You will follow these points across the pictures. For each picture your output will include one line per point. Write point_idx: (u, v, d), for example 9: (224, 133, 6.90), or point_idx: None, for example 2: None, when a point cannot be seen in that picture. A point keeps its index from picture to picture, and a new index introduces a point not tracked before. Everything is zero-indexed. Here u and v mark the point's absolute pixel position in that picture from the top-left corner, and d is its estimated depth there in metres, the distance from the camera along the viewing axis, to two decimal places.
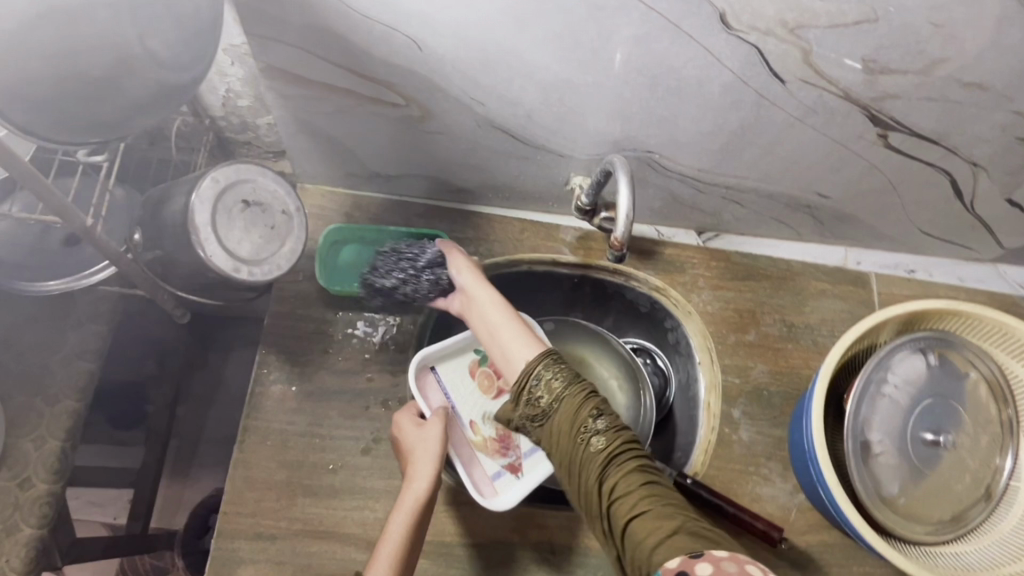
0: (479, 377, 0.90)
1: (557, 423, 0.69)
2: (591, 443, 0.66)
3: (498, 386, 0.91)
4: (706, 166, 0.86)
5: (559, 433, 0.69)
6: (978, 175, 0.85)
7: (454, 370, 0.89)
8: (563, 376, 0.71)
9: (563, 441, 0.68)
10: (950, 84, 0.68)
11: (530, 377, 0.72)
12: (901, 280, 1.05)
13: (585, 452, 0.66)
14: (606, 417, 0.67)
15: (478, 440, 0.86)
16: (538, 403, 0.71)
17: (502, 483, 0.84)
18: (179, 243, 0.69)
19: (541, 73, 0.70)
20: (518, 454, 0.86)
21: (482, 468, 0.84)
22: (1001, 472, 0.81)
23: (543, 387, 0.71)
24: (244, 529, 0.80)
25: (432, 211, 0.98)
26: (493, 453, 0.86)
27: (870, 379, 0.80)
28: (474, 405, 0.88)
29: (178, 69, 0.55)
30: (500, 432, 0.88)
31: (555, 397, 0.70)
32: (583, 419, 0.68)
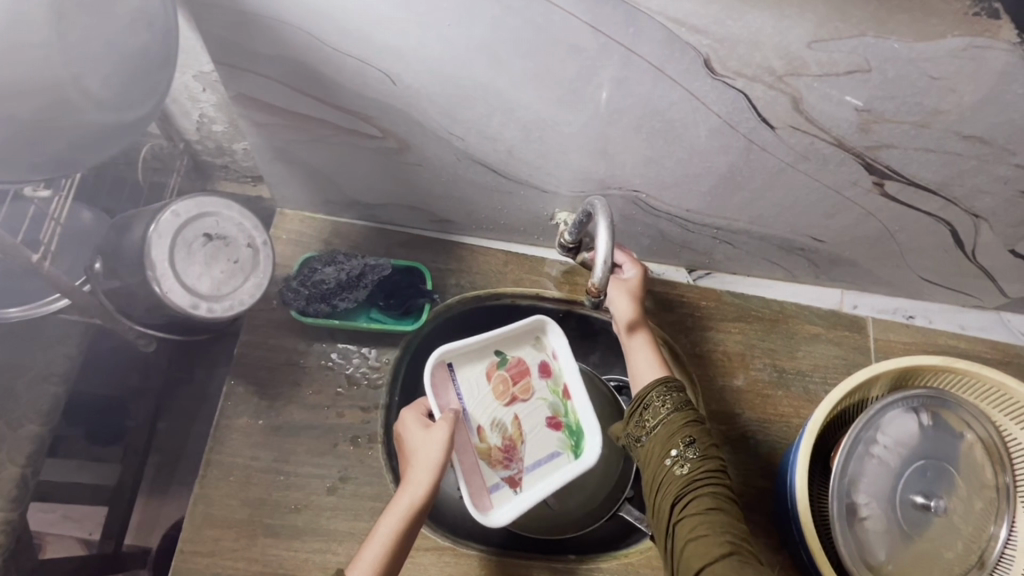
0: (495, 380, 0.85)
1: (651, 444, 0.71)
2: (675, 467, 0.67)
3: (513, 393, 0.86)
4: (695, 207, 0.83)
5: (651, 451, 0.71)
6: (979, 226, 0.81)
7: (471, 371, 0.85)
8: (671, 403, 0.71)
9: (652, 459, 0.70)
10: (948, 136, 0.65)
11: (643, 400, 0.74)
12: (899, 326, 1.01)
13: (666, 473, 0.68)
14: (697, 446, 0.68)
15: (484, 448, 0.82)
16: (644, 424, 0.73)
17: (499, 496, 0.81)
18: (137, 276, 0.67)
19: (521, 111, 0.67)
20: (521, 468, 0.83)
21: (481, 478, 0.81)
22: (996, 541, 0.75)
23: (650, 412, 0.72)
24: (202, 568, 0.77)
25: (413, 240, 0.95)
26: (496, 464, 0.82)
27: (859, 437, 0.76)
28: (484, 409, 0.84)
29: (114, 109, 0.54)
30: (506, 442, 0.83)
31: (659, 421, 0.71)
32: (674, 443, 0.69)
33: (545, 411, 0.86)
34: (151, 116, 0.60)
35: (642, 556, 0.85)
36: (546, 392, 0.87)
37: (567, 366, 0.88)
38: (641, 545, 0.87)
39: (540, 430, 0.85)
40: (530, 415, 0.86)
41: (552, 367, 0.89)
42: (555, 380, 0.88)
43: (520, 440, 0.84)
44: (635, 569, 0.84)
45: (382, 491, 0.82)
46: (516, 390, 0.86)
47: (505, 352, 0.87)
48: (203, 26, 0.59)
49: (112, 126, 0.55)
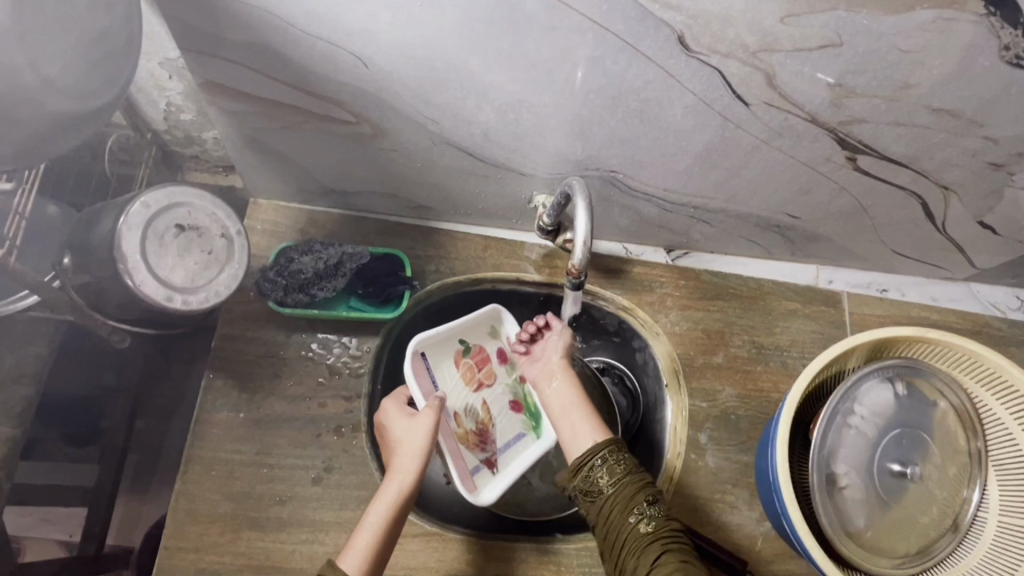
0: (463, 367, 0.85)
1: (606, 503, 0.68)
2: (640, 524, 0.66)
3: (478, 378, 0.86)
4: (672, 186, 0.83)
5: (608, 510, 0.68)
6: (949, 198, 0.83)
7: (441, 358, 0.83)
8: (625, 461, 0.70)
9: (609, 518, 0.68)
10: (918, 110, 0.66)
11: (595, 455, 0.70)
12: (872, 300, 1.03)
13: (630, 532, 0.66)
14: (658, 505, 0.67)
15: (461, 433, 0.82)
16: (594, 482, 0.69)
17: (480, 478, 0.81)
18: (106, 270, 0.66)
19: (496, 93, 0.67)
20: (494, 451, 0.84)
21: (463, 463, 0.80)
22: (969, 504, 0.78)
23: (603, 469, 0.69)
24: (187, 565, 0.77)
25: (391, 227, 0.94)
26: (474, 448, 0.82)
27: (837, 409, 0.78)
28: (456, 395, 0.83)
29: (76, 97, 0.52)
30: (479, 426, 0.84)
31: (614, 480, 0.69)
32: (636, 502, 0.67)
33: (508, 395, 0.87)
34: (115, 105, 0.59)
35: None
36: (507, 377, 0.88)
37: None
38: None
39: (507, 413, 0.86)
40: (495, 400, 0.86)
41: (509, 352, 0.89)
42: (512, 365, 0.89)
43: (491, 424, 0.85)
44: None
45: (368, 480, 0.82)
46: (481, 375, 0.86)
47: (471, 338, 0.86)
48: (167, 10, 0.58)
49: (75, 114, 0.53)
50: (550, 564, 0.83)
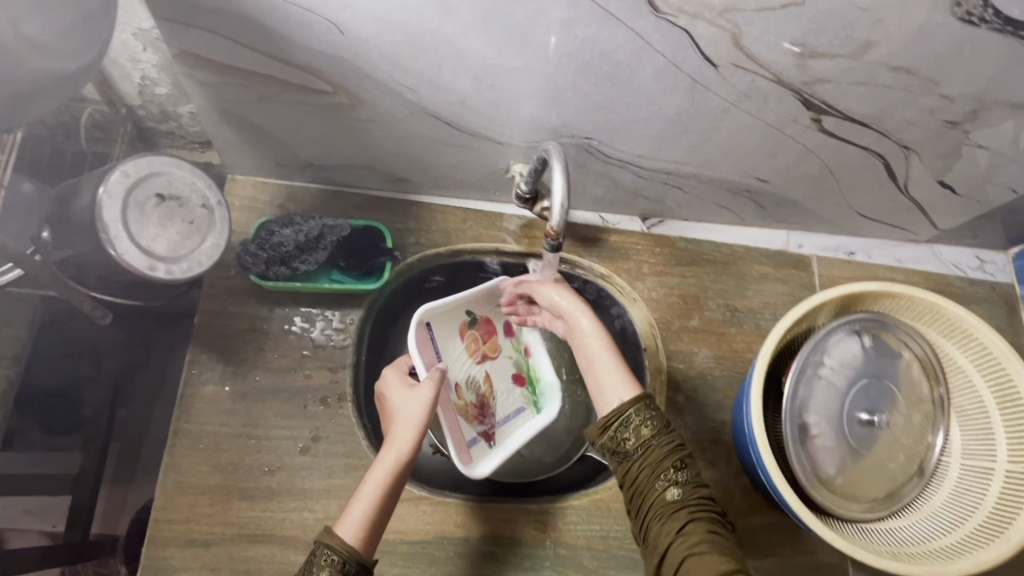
0: (467, 339, 0.87)
1: (633, 466, 0.65)
2: (668, 490, 0.63)
3: (482, 351, 0.89)
4: (646, 151, 0.85)
5: (636, 473, 0.65)
6: (910, 158, 0.86)
7: (446, 330, 0.85)
8: (655, 425, 0.66)
9: (637, 482, 0.65)
10: (878, 68, 0.69)
11: (620, 417, 0.66)
12: (840, 262, 1.07)
13: (657, 497, 0.63)
14: (688, 471, 0.64)
15: (461, 404, 0.84)
16: (621, 442, 0.66)
17: (477, 450, 0.84)
18: (88, 241, 0.66)
19: (471, 59, 0.68)
20: (493, 423, 0.87)
21: (462, 434, 0.82)
22: (933, 450, 0.82)
23: (631, 429, 0.66)
24: (179, 536, 0.78)
25: (370, 201, 0.95)
26: (472, 419, 0.84)
27: (807, 361, 0.81)
28: (459, 366, 0.85)
29: (55, 56, 0.52)
30: (480, 399, 0.86)
31: (642, 442, 0.65)
32: (665, 466, 0.64)
33: (511, 368, 0.91)
34: (94, 66, 0.59)
35: (610, 492, 0.88)
36: (511, 351, 0.92)
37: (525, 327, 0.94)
38: (610, 482, 0.91)
39: (507, 386, 0.90)
40: (497, 373, 0.90)
41: (514, 327, 0.93)
42: (517, 340, 0.93)
43: (492, 397, 0.88)
44: (604, 504, 0.88)
45: (355, 448, 0.84)
46: (484, 348, 0.89)
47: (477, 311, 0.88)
48: None
49: (56, 76, 0.54)
50: (536, 523, 0.85)
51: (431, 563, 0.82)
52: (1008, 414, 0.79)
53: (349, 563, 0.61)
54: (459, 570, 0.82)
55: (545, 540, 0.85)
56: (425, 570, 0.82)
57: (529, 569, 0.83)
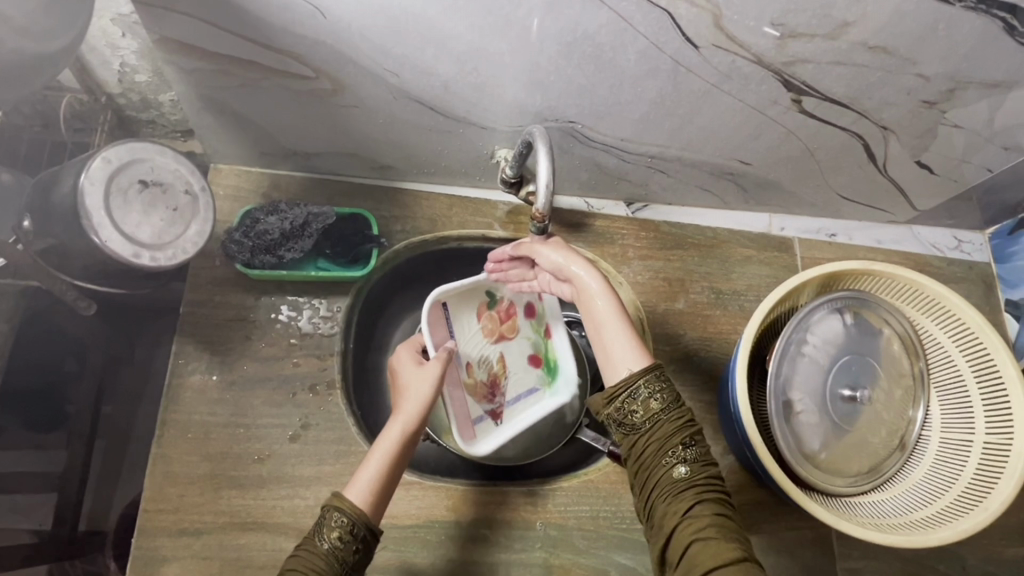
0: (485, 319, 0.88)
1: (641, 440, 0.64)
2: (676, 467, 0.61)
3: (499, 331, 0.89)
4: (629, 135, 0.86)
5: (642, 447, 0.63)
6: (888, 138, 0.88)
7: (462, 309, 0.86)
8: (664, 398, 0.64)
9: (643, 457, 0.63)
10: (856, 48, 0.70)
11: (628, 389, 0.64)
12: (822, 244, 1.08)
13: (665, 475, 0.61)
14: (696, 448, 0.63)
15: (471, 384, 0.86)
16: (629, 415, 0.64)
17: (481, 428, 0.87)
18: (70, 229, 0.66)
19: (453, 42, 0.68)
20: (501, 403, 0.89)
21: (467, 411, 0.86)
22: (914, 424, 0.84)
23: (640, 402, 0.64)
24: (169, 525, 0.77)
25: (355, 189, 0.95)
26: (480, 398, 0.87)
27: (791, 339, 0.82)
28: (473, 345, 0.87)
29: (31, 37, 0.52)
30: (491, 378, 0.88)
31: (650, 416, 0.64)
32: (672, 443, 0.62)
33: (529, 349, 0.92)
34: (73, 48, 0.59)
35: (600, 473, 0.90)
36: (531, 332, 0.93)
37: (549, 308, 0.94)
38: (600, 463, 0.91)
39: (522, 366, 0.92)
40: (513, 353, 0.91)
41: (538, 308, 0.93)
42: (540, 319, 0.93)
43: (504, 377, 0.90)
44: (595, 486, 0.89)
45: (346, 434, 0.84)
46: (503, 328, 0.90)
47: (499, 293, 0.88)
48: None
49: (31, 55, 0.54)
50: (527, 505, 0.86)
51: (423, 546, 0.83)
52: (984, 388, 0.81)
53: (359, 526, 0.60)
54: (451, 553, 0.83)
55: (535, 521, 0.86)
56: (417, 553, 0.82)
57: (520, 551, 0.84)
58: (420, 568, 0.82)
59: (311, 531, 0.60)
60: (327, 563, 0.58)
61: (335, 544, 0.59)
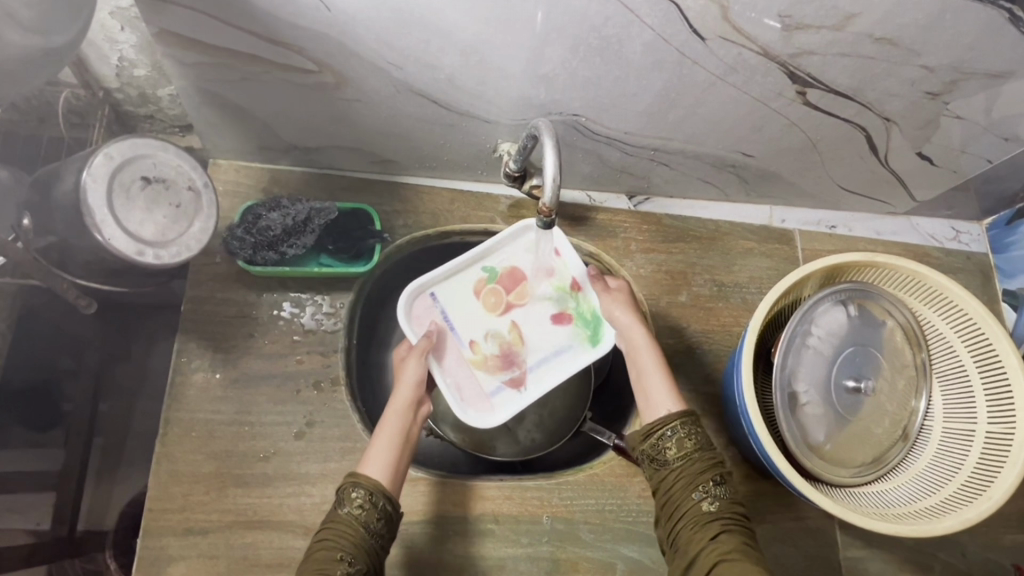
0: (485, 295, 0.88)
1: (671, 474, 0.70)
2: (703, 501, 0.67)
3: (507, 301, 0.89)
4: (633, 128, 0.86)
5: (673, 482, 0.69)
6: (891, 130, 0.88)
7: (456, 292, 0.88)
8: (696, 441, 0.70)
9: (673, 490, 0.69)
10: (862, 40, 0.70)
11: (662, 428, 0.71)
12: (822, 236, 1.09)
13: (692, 506, 0.67)
14: (724, 487, 0.68)
15: (479, 358, 0.86)
16: (662, 451, 0.70)
17: (500, 397, 0.85)
18: (72, 227, 0.65)
19: (459, 35, 0.67)
20: (522, 369, 0.87)
21: (478, 385, 0.85)
22: (917, 414, 0.85)
23: (673, 441, 0.70)
24: (174, 525, 0.77)
25: (356, 183, 0.94)
26: (494, 369, 0.86)
27: (795, 332, 0.82)
28: (477, 322, 0.87)
29: (33, 32, 0.51)
30: (505, 348, 0.87)
31: (682, 454, 0.70)
32: (702, 479, 0.68)
33: (549, 310, 0.89)
34: (75, 44, 0.58)
35: (605, 467, 0.89)
36: (549, 292, 0.90)
37: (569, 263, 0.90)
38: (605, 457, 0.91)
39: (545, 329, 0.89)
40: (529, 318, 0.89)
41: (553, 267, 0.90)
42: (558, 277, 0.90)
43: (519, 344, 0.87)
44: (600, 480, 0.88)
45: (351, 431, 0.83)
46: (511, 298, 0.89)
47: (494, 266, 0.89)
48: None
49: (33, 51, 0.53)
50: (533, 499, 0.86)
51: (430, 542, 0.82)
52: (986, 377, 0.81)
53: (376, 494, 0.66)
54: (459, 548, 0.83)
55: (542, 516, 0.86)
56: (425, 549, 0.82)
57: (527, 545, 0.84)
58: (427, 564, 0.82)
59: (333, 508, 0.66)
60: (353, 531, 0.63)
61: (357, 512, 0.65)
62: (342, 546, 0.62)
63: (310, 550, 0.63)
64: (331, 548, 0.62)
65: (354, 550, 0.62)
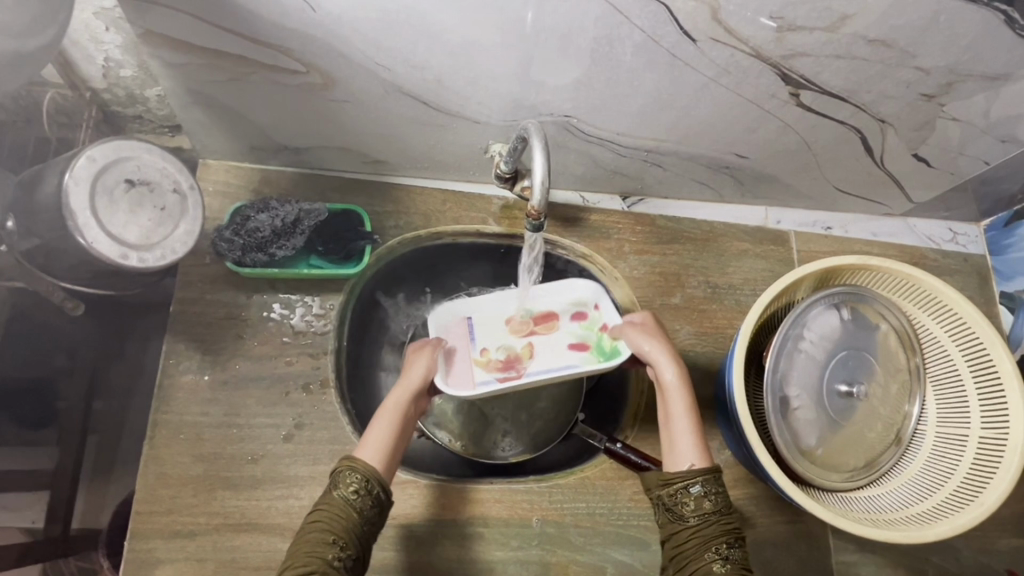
0: (514, 323, 0.90)
1: (685, 530, 0.68)
2: (715, 562, 0.65)
3: (532, 330, 0.89)
4: (626, 129, 0.85)
5: (686, 538, 0.67)
6: (886, 132, 0.87)
7: (490, 321, 0.90)
8: (717, 501, 0.68)
9: (684, 546, 0.67)
10: (855, 41, 0.69)
11: (684, 482, 0.69)
12: (818, 237, 1.08)
13: (703, 566, 0.65)
14: (737, 550, 0.67)
15: (483, 359, 0.85)
16: (681, 506, 0.68)
17: (485, 386, 0.82)
18: (55, 230, 0.65)
19: (447, 35, 0.67)
20: (519, 373, 0.84)
21: (471, 376, 0.83)
22: (910, 418, 0.84)
23: (693, 496, 0.68)
24: (162, 527, 0.77)
25: (347, 184, 0.94)
26: (492, 369, 0.84)
27: (787, 336, 0.82)
28: (498, 339, 0.88)
29: (8, 34, 0.51)
30: (511, 357, 0.86)
31: (700, 513, 0.68)
32: (717, 541, 0.66)
33: (570, 340, 0.88)
34: (54, 45, 0.57)
35: (595, 469, 0.89)
36: (577, 329, 0.89)
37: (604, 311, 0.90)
38: (596, 460, 0.91)
39: (559, 353, 0.87)
40: (548, 344, 0.88)
41: (589, 315, 0.91)
42: (592, 321, 0.90)
43: (528, 357, 0.86)
44: (590, 482, 0.88)
45: (340, 434, 0.83)
46: (538, 328, 0.89)
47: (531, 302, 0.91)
48: None
49: (10, 53, 0.52)
50: (523, 502, 0.86)
51: (419, 545, 0.82)
52: (980, 381, 0.80)
53: (372, 479, 0.65)
54: (450, 551, 0.82)
55: (532, 518, 0.85)
56: (415, 551, 0.82)
57: (517, 548, 0.84)
58: (417, 567, 0.81)
59: (327, 489, 0.66)
60: (346, 515, 0.63)
61: (351, 497, 0.64)
62: (335, 531, 0.62)
63: (303, 529, 0.64)
64: (322, 530, 0.62)
65: (347, 534, 0.63)
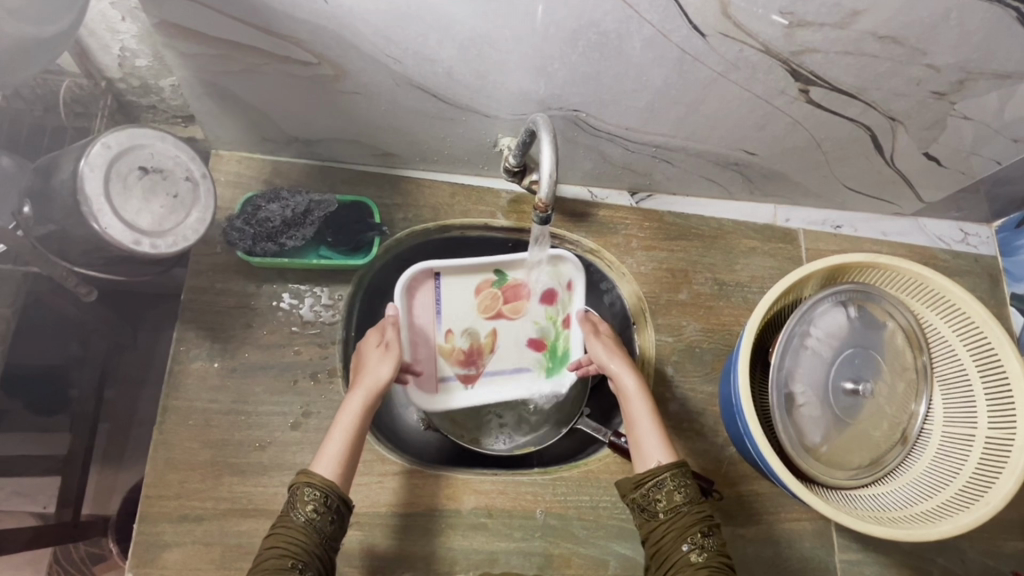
0: (485, 295, 0.94)
1: (660, 527, 0.68)
2: (692, 552, 0.65)
3: (499, 309, 0.95)
4: (634, 124, 0.85)
5: (662, 533, 0.67)
6: (897, 130, 0.87)
7: (459, 282, 0.93)
8: (686, 492, 0.69)
9: (662, 542, 0.67)
10: (866, 38, 0.69)
11: (652, 479, 0.69)
12: (827, 236, 1.07)
13: (681, 558, 0.65)
14: (713, 538, 0.67)
15: (448, 346, 0.93)
16: (652, 504, 0.69)
17: (447, 386, 0.93)
18: (69, 215, 0.66)
19: (457, 28, 0.67)
20: (478, 371, 0.94)
21: (436, 368, 0.93)
22: (916, 418, 0.84)
23: (664, 492, 0.69)
24: (170, 512, 0.78)
25: (357, 176, 0.94)
26: (454, 360, 0.94)
27: (794, 332, 0.82)
28: (466, 316, 0.94)
29: (20, 20, 0.52)
30: (473, 347, 0.94)
31: (672, 506, 0.68)
32: (692, 531, 0.66)
33: (531, 333, 0.96)
34: (68, 33, 0.58)
35: (600, 463, 0.90)
36: (541, 316, 0.96)
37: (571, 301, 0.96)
38: (600, 454, 0.92)
39: (518, 346, 0.96)
40: (509, 331, 0.96)
41: (559, 297, 0.96)
42: (557, 308, 0.96)
43: (488, 349, 0.95)
44: (594, 476, 0.89)
45: None
46: (503, 307, 0.95)
47: (506, 275, 0.94)
48: None
49: (25, 40, 0.53)
50: (527, 494, 0.86)
51: (424, 534, 0.83)
52: (988, 381, 0.80)
53: (332, 496, 0.65)
54: (453, 541, 0.83)
55: (535, 510, 0.86)
56: (418, 541, 0.82)
57: (519, 540, 0.84)
58: (421, 556, 0.82)
59: (283, 509, 0.65)
60: (306, 536, 0.63)
61: (311, 516, 0.64)
62: (294, 554, 0.61)
63: (259, 556, 0.62)
64: (281, 555, 0.61)
65: (307, 555, 0.62)
